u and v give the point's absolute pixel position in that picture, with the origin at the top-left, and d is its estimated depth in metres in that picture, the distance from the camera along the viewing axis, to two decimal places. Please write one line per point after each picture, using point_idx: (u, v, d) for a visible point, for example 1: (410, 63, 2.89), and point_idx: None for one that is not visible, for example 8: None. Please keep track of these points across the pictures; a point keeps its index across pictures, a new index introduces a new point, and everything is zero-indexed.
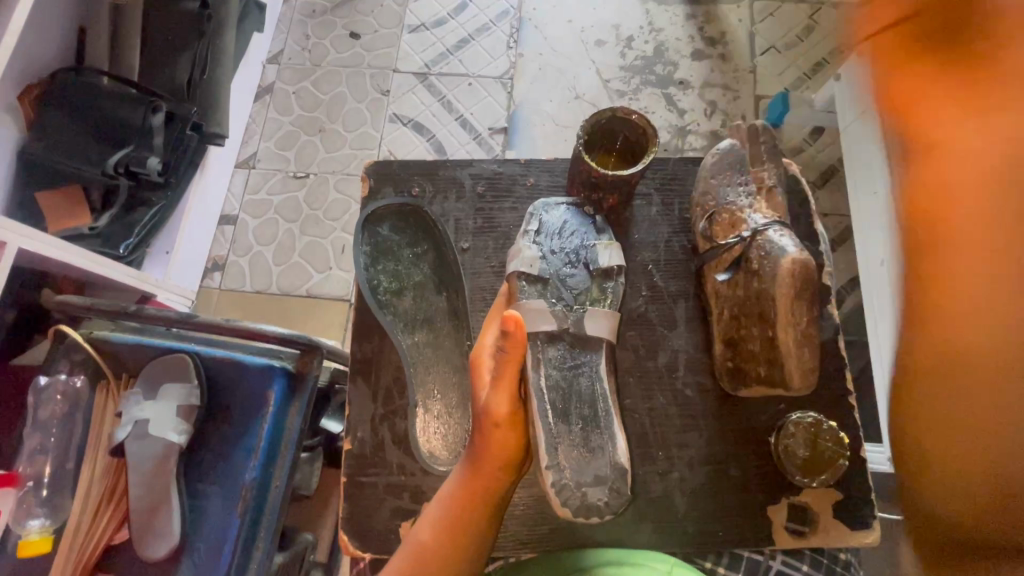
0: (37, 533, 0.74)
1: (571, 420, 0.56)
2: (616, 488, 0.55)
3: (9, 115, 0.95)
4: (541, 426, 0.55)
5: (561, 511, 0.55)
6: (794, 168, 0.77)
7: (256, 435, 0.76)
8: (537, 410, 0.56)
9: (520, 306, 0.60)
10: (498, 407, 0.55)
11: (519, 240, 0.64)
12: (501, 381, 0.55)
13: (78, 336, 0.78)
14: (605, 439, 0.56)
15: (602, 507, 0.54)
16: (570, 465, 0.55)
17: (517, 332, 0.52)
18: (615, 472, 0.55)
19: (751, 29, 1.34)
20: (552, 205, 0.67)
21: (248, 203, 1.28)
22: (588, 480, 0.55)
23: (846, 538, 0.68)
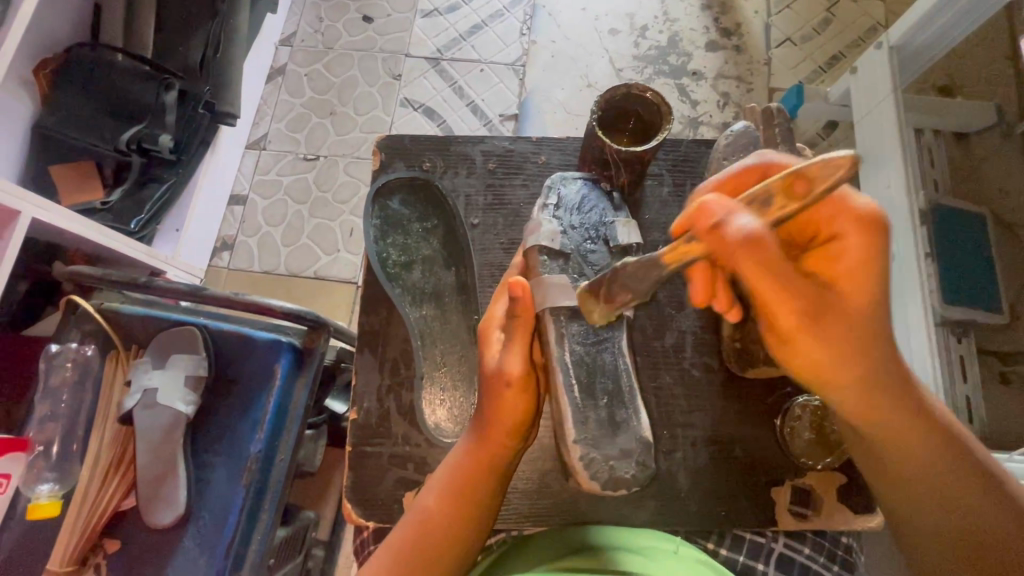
0: (46, 497, 0.75)
1: (596, 395, 0.58)
2: (641, 462, 0.58)
3: (24, 89, 0.96)
4: (567, 401, 0.57)
5: (589, 486, 0.58)
6: (809, 154, 0.77)
7: (261, 407, 0.77)
8: (562, 384, 0.57)
9: (542, 280, 0.58)
10: (510, 367, 0.55)
11: (537, 213, 0.63)
12: (512, 339, 0.56)
13: (89, 307, 0.80)
14: (629, 414, 0.59)
15: (629, 479, 0.58)
16: (592, 439, 0.57)
17: (524, 297, 0.54)
18: (641, 446, 0.59)
19: (767, 21, 1.32)
20: (569, 178, 0.66)
21: (258, 183, 1.29)
22: (615, 454, 0.58)
23: (850, 523, 0.66)
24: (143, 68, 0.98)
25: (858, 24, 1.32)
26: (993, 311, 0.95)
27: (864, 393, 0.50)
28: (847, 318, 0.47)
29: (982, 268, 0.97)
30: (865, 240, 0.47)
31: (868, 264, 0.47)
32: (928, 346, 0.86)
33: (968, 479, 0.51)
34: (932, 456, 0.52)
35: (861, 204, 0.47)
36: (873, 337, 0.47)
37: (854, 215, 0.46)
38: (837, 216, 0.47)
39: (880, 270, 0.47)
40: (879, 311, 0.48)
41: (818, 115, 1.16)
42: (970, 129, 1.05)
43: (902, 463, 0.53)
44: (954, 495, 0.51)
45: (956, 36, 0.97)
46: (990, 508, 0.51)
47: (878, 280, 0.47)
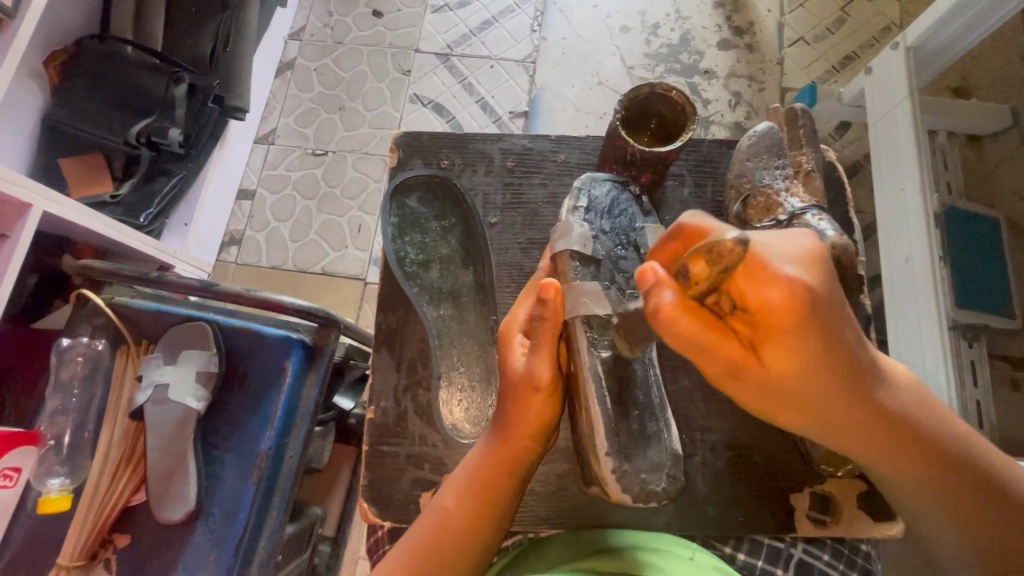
0: (57, 491, 0.75)
1: (629, 411, 0.58)
2: (671, 475, 0.62)
3: (34, 81, 0.96)
4: (598, 410, 0.56)
5: (620, 498, 0.59)
6: (830, 155, 0.76)
7: (273, 405, 0.77)
8: (590, 392, 0.56)
9: (573, 288, 0.56)
10: (539, 372, 0.54)
11: (567, 216, 0.61)
12: (540, 344, 0.54)
13: (100, 302, 0.79)
14: (661, 427, 0.62)
15: (660, 492, 0.61)
16: (623, 450, 0.58)
17: (555, 300, 0.53)
18: (671, 459, 0.63)
19: (780, 20, 1.31)
20: (599, 180, 0.65)
21: (266, 177, 1.28)
22: (648, 467, 0.60)
23: (870, 530, 0.66)
24: (154, 62, 0.98)
25: (872, 24, 1.30)
26: (1006, 316, 0.94)
27: (843, 438, 0.50)
28: (772, 387, 0.44)
29: (996, 272, 0.96)
30: (787, 314, 0.40)
31: (810, 323, 0.41)
32: (942, 351, 0.85)
33: (965, 489, 0.52)
34: (925, 480, 0.52)
35: (777, 279, 0.39)
36: (835, 394, 0.46)
37: (770, 294, 0.39)
38: (748, 290, 0.39)
39: (810, 344, 0.42)
40: (826, 374, 0.44)
41: (831, 115, 1.15)
42: (985, 130, 1.03)
43: (896, 484, 0.54)
44: (941, 503, 0.53)
45: (975, 37, 0.96)
46: (986, 510, 0.52)
47: (812, 354, 0.42)
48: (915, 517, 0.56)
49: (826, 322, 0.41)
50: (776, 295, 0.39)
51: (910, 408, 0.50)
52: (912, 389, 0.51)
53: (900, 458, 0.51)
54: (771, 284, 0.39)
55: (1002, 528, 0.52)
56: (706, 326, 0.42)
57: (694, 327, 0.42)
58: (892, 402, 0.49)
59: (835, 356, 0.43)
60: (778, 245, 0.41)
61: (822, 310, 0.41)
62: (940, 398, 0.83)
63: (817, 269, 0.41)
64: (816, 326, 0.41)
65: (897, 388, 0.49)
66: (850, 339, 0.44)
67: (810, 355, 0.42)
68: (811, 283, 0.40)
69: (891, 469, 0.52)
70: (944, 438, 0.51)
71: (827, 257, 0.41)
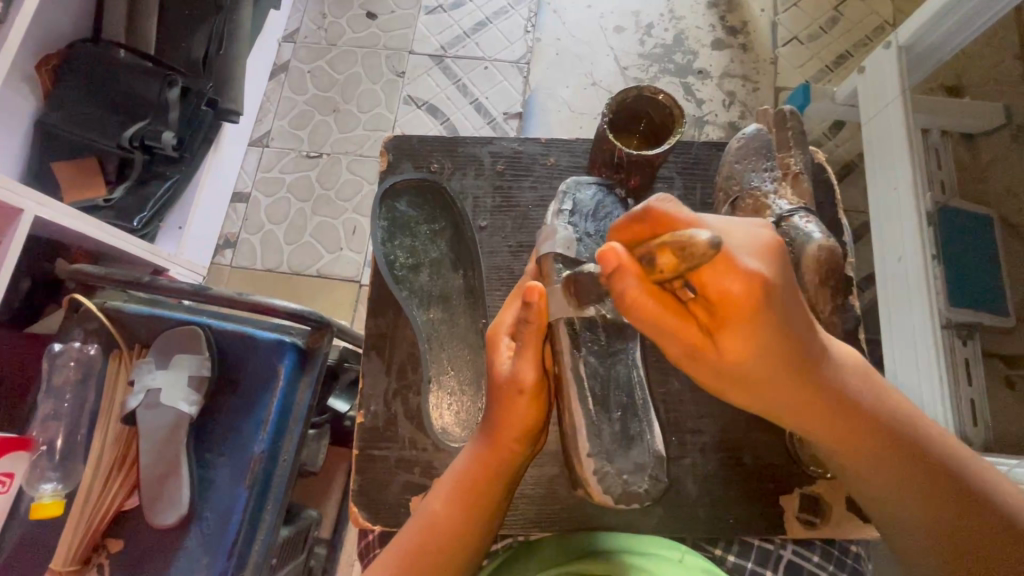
0: (49, 496, 0.75)
1: (610, 409, 0.59)
2: (654, 475, 0.60)
3: (26, 85, 0.95)
4: (580, 411, 0.57)
5: (602, 499, 0.59)
6: (820, 156, 0.76)
7: (265, 408, 0.76)
8: (576, 396, 0.57)
9: (555, 287, 0.58)
10: (524, 374, 0.54)
11: (552, 219, 0.62)
12: (523, 346, 0.54)
13: (92, 306, 0.79)
14: (643, 427, 0.61)
15: (641, 493, 0.59)
16: (606, 453, 0.58)
17: (540, 303, 0.51)
18: (654, 460, 0.61)
19: (773, 19, 1.31)
20: (584, 184, 0.65)
21: (261, 180, 1.28)
22: (629, 468, 0.59)
23: (859, 531, 0.66)
24: (147, 65, 0.97)
25: (866, 23, 1.30)
26: (999, 314, 0.95)
27: (807, 420, 0.50)
28: (730, 371, 0.45)
29: (988, 271, 0.96)
30: (745, 303, 0.40)
31: (769, 310, 0.41)
32: (933, 348, 0.85)
33: (929, 477, 0.52)
34: (887, 465, 0.52)
35: (738, 271, 0.39)
36: (794, 377, 0.46)
37: (729, 285, 0.40)
38: (710, 280, 0.40)
39: (769, 332, 0.42)
40: (785, 358, 0.44)
41: (825, 114, 1.15)
42: (975, 129, 1.04)
43: (858, 470, 0.54)
44: (906, 492, 0.52)
45: (966, 37, 0.96)
46: (951, 501, 0.51)
47: (770, 340, 0.42)
48: (886, 513, 0.55)
49: (783, 311, 0.42)
50: (738, 285, 0.39)
51: (867, 391, 0.51)
52: (870, 373, 0.52)
53: (860, 442, 0.51)
54: (732, 274, 0.39)
55: (968, 519, 0.51)
56: (668, 313, 0.42)
57: (658, 310, 0.42)
58: (848, 384, 0.49)
59: (794, 343, 0.44)
60: (741, 235, 0.41)
61: (777, 300, 0.41)
62: (931, 396, 0.83)
63: (777, 259, 0.41)
64: (775, 316, 0.41)
65: (857, 372, 0.50)
66: (807, 323, 0.45)
67: (768, 341, 0.42)
68: (768, 272, 0.40)
69: (858, 456, 0.52)
70: (906, 428, 0.52)
71: (785, 246, 0.42)
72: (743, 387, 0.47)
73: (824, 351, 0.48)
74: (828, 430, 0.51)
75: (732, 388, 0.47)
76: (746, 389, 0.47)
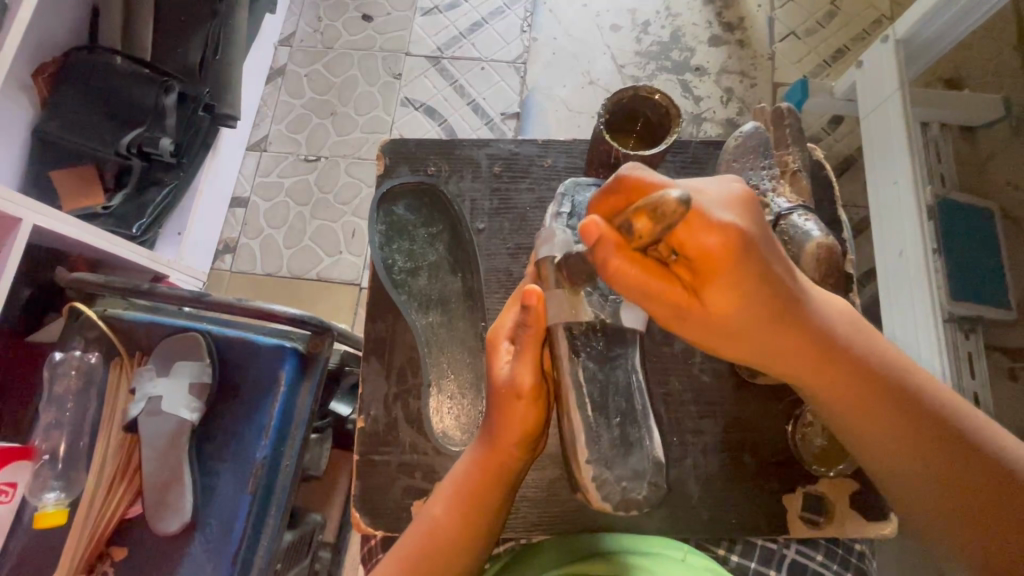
0: (52, 505, 0.75)
1: (609, 414, 0.58)
2: (654, 482, 0.58)
3: (23, 93, 0.95)
4: (579, 419, 0.57)
5: (602, 506, 0.58)
6: (818, 154, 0.76)
7: (265, 414, 0.76)
8: (577, 404, 0.57)
9: (552, 292, 0.57)
10: (522, 380, 0.54)
11: (550, 222, 0.60)
12: (524, 350, 0.54)
13: (94, 314, 0.80)
14: (642, 434, 0.59)
15: (641, 500, 0.57)
16: (604, 459, 0.57)
17: (538, 307, 0.52)
18: (652, 465, 0.58)
19: (771, 15, 1.31)
20: (583, 185, 0.63)
21: (259, 185, 1.28)
22: (627, 474, 0.57)
23: (863, 530, 0.66)
24: (142, 71, 0.97)
25: (863, 17, 1.30)
26: (1002, 307, 0.94)
27: (796, 373, 0.49)
28: (719, 328, 0.45)
29: (991, 265, 0.96)
30: (721, 256, 0.40)
31: (745, 263, 0.41)
32: (934, 340, 0.85)
33: (925, 428, 0.51)
34: (882, 421, 0.51)
35: (712, 225, 0.40)
36: (778, 331, 0.46)
37: (705, 241, 0.40)
38: (688, 238, 0.40)
39: (751, 283, 0.42)
40: (765, 312, 0.44)
41: (824, 109, 1.14)
42: (978, 121, 1.02)
43: (856, 432, 0.52)
44: (903, 448, 0.51)
45: (964, 31, 0.95)
46: (950, 454, 0.50)
47: (750, 291, 0.43)
48: (887, 475, 0.53)
49: (759, 262, 0.42)
50: (717, 243, 0.40)
51: (856, 342, 0.50)
52: (858, 325, 0.51)
53: (856, 399, 0.51)
54: (709, 232, 0.40)
55: (969, 471, 0.50)
56: (651, 276, 0.42)
57: (643, 276, 0.42)
58: (833, 333, 0.49)
59: (773, 295, 0.44)
60: (713, 192, 0.42)
61: (756, 250, 0.41)
62: None
63: (750, 212, 0.42)
64: (756, 267, 0.42)
65: (839, 319, 0.49)
66: (788, 272, 0.45)
67: (750, 293, 0.43)
68: (743, 225, 0.41)
69: (852, 414, 0.51)
70: (895, 378, 0.51)
71: (757, 199, 0.43)
72: (730, 341, 0.46)
73: (807, 303, 0.47)
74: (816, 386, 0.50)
75: (721, 342, 0.46)
76: (733, 342, 0.46)
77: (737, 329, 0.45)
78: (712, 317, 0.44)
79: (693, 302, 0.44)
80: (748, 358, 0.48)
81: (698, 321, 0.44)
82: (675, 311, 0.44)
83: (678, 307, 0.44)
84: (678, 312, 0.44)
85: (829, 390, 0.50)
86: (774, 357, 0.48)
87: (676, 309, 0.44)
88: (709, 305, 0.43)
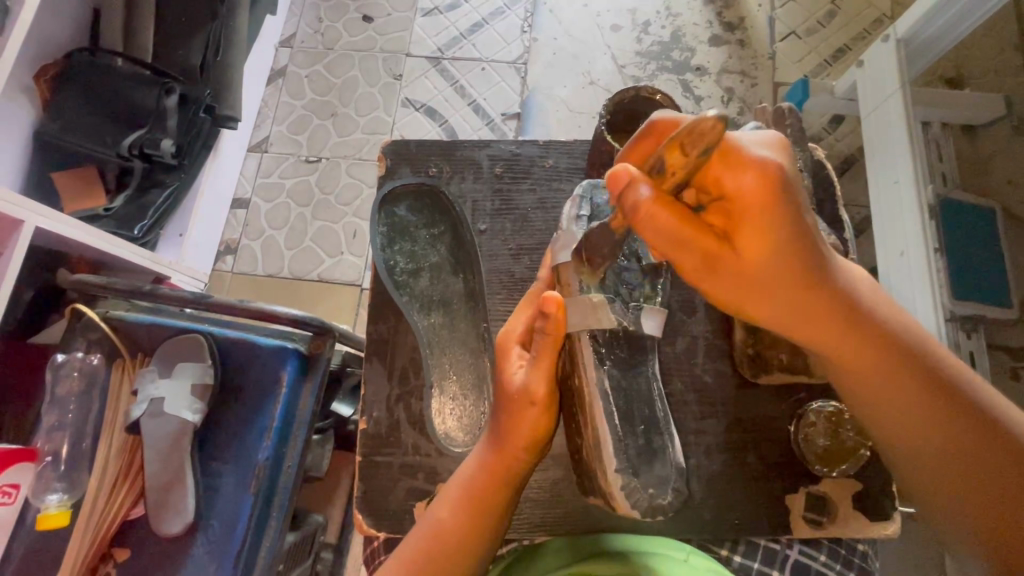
0: (55, 507, 0.75)
1: (635, 423, 0.58)
2: (678, 489, 0.58)
3: (25, 95, 0.95)
4: (606, 428, 0.55)
5: (629, 513, 0.56)
6: (820, 153, 0.76)
7: (268, 415, 0.76)
8: (602, 411, 0.56)
9: (574, 299, 0.56)
10: (536, 387, 0.54)
11: (569, 224, 0.60)
12: (539, 359, 0.53)
13: (95, 316, 0.80)
14: (666, 441, 0.59)
15: (666, 505, 0.56)
16: (632, 467, 0.56)
17: (557, 315, 0.50)
18: (676, 472, 0.58)
19: (771, 14, 1.31)
20: (599, 187, 0.63)
21: (260, 186, 1.28)
22: (653, 481, 0.57)
23: (866, 530, 0.66)
24: (144, 73, 0.97)
25: (863, 16, 1.29)
26: (1004, 306, 0.94)
27: (825, 327, 0.48)
28: (745, 278, 0.44)
29: (993, 264, 0.96)
30: (758, 194, 0.40)
31: (780, 205, 0.41)
32: (935, 340, 0.85)
33: (941, 389, 0.51)
34: (902, 379, 0.51)
35: (751, 161, 0.40)
36: (804, 286, 0.45)
37: (742, 178, 0.40)
38: (724, 176, 0.41)
39: (783, 227, 0.42)
40: (796, 260, 0.44)
41: (825, 109, 1.14)
42: (979, 121, 1.02)
43: (876, 393, 0.52)
44: (922, 410, 0.51)
45: (965, 30, 0.95)
46: (967, 422, 0.50)
47: (782, 236, 0.42)
48: (902, 436, 0.53)
49: (794, 204, 0.42)
50: (753, 180, 0.40)
51: (875, 300, 0.50)
52: (877, 288, 0.52)
53: (879, 362, 0.50)
54: (746, 168, 0.40)
55: (983, 438, 0.50)
56: (683, 217, 0.42)
57: (673, 219, 0.41)
58: (857, 288, 0.48)
59: (806, 244, 0.43)
60: (750, 133, 0.42)
61: (792, 191, 0.41)
62: None
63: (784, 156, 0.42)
64: (791, 209, 0.41)
65: (861, 277, 0.50)
66: (817, 225, 0.45)
67: (782, 238, 0.42)
68: (780, 164, 0.41)
69: (875, 370, 0.51)
70: (913, 341, 0.51)
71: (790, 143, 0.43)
72: (755, 293, 0.45)
73: (834, 259, 0.47)
74: (842, 342, 0.49)
75: (746, 295, 0.45)
76: (756, 296, 0.45)
77: (764, 279, 0.44)
78: (741, 264, 0.43)
79: (722, 248, 0.43)
80: (773, 314, 0.47)
81: (725, 269, 0.44)
82: (704, 256, 0.43)
83: (707, 253, 0.43)
84: (705, 259, 0.44)
85: (856, 344, 0.49)
86: (801, 312, 0.47)
87: (705, 256, 0.43)
88: (739, 250, 0.43)
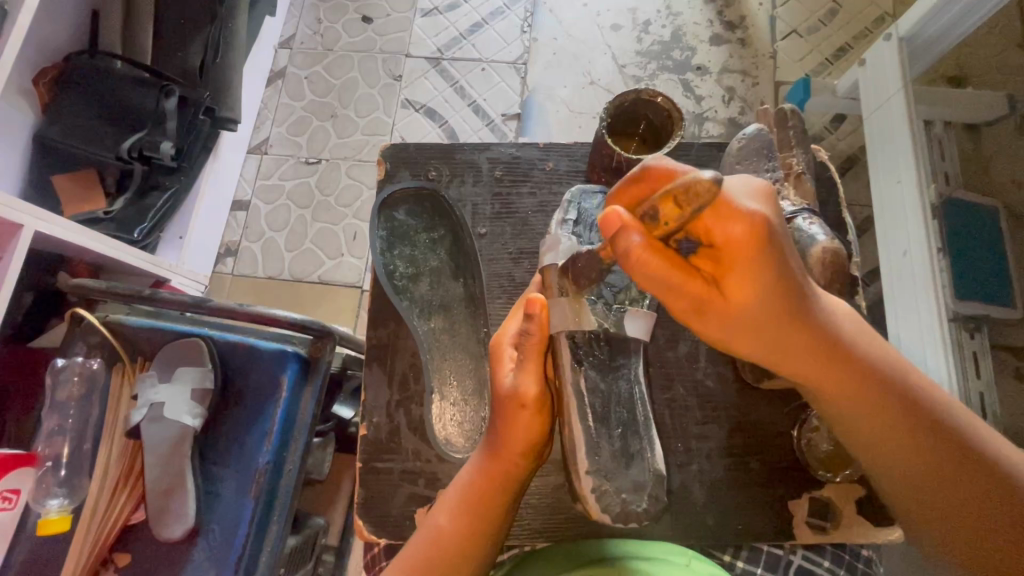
0: (56, 512, 0.75)
1: (611, 424, 0.58)
2: (653, 496, 0.57)
3: (25, 98, 0.95)
4: (580, 427, 0.56)
5: (599, 517, 0.56)
6: (822, 155, 0.76)
7: (268, 420, 0.76)
8: (577, 411, 0.56)
9: (552, 299, 0.57)
10: (526, 389, 0.53)
11: (555, 228, 0.61)
12: (525, 360, 0.54)
13: (95, 319, 0.79)
14: (644, 445, 0.58)
15: (641, 513, 0.55)
16: (604, 471, 0.56)
17: (541, 316, 0.51)
18: (653, 478, 0.57)
19: (772, 13, 1.30)
20: (589, 193, 0.65)
21: (260, 188, 1.28)
22: (627, 488, 0.56)
23: (870, 535, 0.66)
24: (144, 75, 0.97)
25: (865, 14, 1.29)
26: (1009, 306, 0.93)
27: (815, 368, 0.48)
28: (733, 321, 0.43)
29: (996, 265, 0.95)
30: (747, 246, 0.40)
31: (769, 258, 0.40)
32: (939, 342, 0.84)
33: (936, 432, 0.50)
34: (895, 420, 0.50)
35: (741, 214, 0.39)
36: (794, 330, 0.45)
37: (731, 229, 0.39)
38: (714, 226, 0.40)
39: (771, 276, 0.41)
40: (784, 307, 0.43)
41: (826, 108, 1.13)
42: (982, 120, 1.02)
43: (869, 432, 0.51)
44: (915, 451, 0.50)
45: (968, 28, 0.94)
46: (958, 460, 0.50)
47: (771, 286, 0.41)
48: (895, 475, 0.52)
49: (783, 256, 0.41)
50: (741, 230, 0.39)
51: (870, 342, 0.49)
52: (868, 327, 0.51)
53: (871, 402, 0.50)
54: (734, 218, 0.39)
55: (977, 480, 0.49)
56: (673, 265, 0.41)
57: (664, 267, 0.40)
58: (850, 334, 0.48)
59: (794, 291, 0.43)
60: (739, 182, 0.41)
61: (780, 243, 0.40)
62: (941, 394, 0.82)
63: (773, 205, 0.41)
64: (778, 261, 0.41)
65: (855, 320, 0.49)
66: (805, 268, 0.44)
67: (771, 287, 0.42)
68: (769, 215, 0.40)
69: (868, 411, 0.50)
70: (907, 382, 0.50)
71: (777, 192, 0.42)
72: (744, 337, 0.45)
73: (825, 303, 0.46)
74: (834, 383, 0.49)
75: (734, 338, 0.45)
76: (745, 339, 0.45)
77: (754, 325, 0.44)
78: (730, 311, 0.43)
79: (711, 296, 0.42)
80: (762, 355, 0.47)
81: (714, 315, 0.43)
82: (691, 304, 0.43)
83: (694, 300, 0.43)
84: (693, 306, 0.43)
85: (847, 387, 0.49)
86: (790, 355, 0.47)
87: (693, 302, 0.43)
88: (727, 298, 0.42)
